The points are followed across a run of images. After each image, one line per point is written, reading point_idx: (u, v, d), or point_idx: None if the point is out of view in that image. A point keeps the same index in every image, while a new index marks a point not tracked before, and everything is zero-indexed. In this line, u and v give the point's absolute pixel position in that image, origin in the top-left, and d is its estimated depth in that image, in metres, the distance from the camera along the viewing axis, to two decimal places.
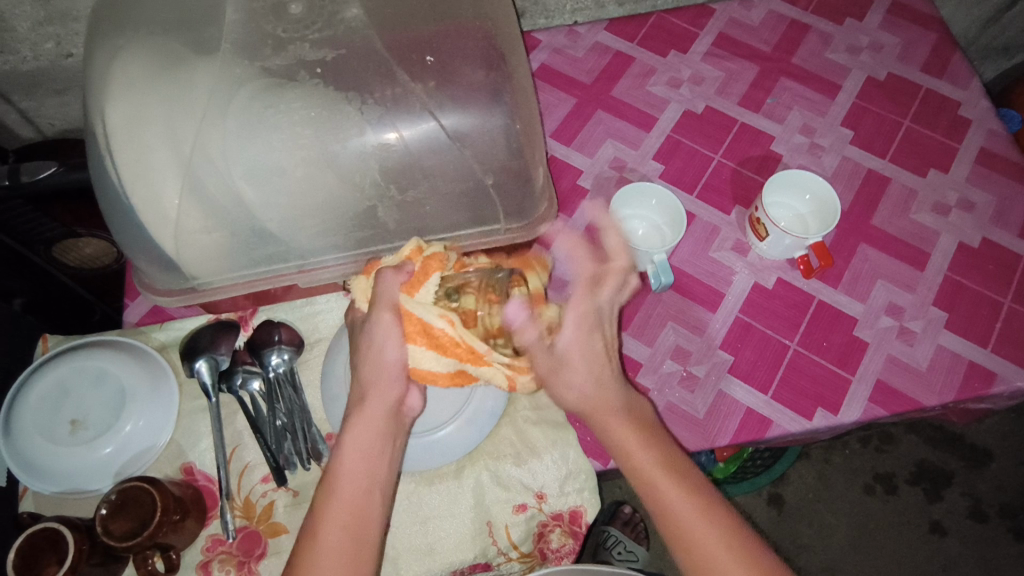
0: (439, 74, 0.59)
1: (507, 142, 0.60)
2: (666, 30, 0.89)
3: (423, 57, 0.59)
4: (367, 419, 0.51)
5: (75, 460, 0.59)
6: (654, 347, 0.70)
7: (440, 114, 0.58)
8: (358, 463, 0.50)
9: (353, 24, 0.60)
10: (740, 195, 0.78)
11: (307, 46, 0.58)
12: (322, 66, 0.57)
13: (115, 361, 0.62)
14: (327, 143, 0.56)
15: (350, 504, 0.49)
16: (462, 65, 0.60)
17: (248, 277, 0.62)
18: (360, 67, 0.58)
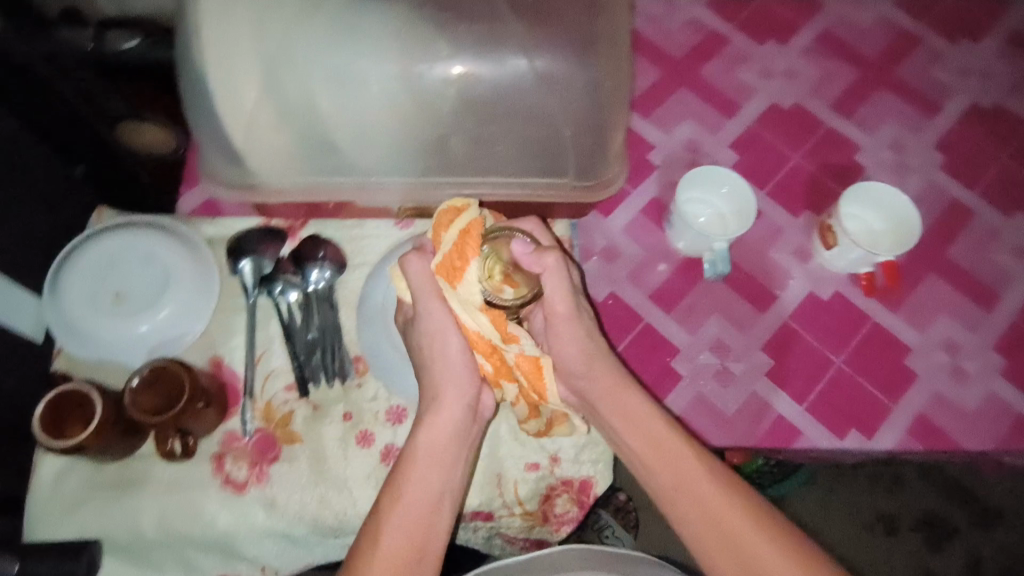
0: (536, 13, 0.57)
1: (593, 96, 0.57)
2: (769, 17, 0.85)
3: None
4: (432, 460, 0.52)
5: (112, 330, 0.60)
6: (695, 335, 0.69)
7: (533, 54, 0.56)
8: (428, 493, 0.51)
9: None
10: (814, 199, 0.75)
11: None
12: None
13: (163, 243, 0.63)
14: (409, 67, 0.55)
15: (426, 521, 0.50)
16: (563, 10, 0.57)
17: (308, 186, 0.59)
18: None
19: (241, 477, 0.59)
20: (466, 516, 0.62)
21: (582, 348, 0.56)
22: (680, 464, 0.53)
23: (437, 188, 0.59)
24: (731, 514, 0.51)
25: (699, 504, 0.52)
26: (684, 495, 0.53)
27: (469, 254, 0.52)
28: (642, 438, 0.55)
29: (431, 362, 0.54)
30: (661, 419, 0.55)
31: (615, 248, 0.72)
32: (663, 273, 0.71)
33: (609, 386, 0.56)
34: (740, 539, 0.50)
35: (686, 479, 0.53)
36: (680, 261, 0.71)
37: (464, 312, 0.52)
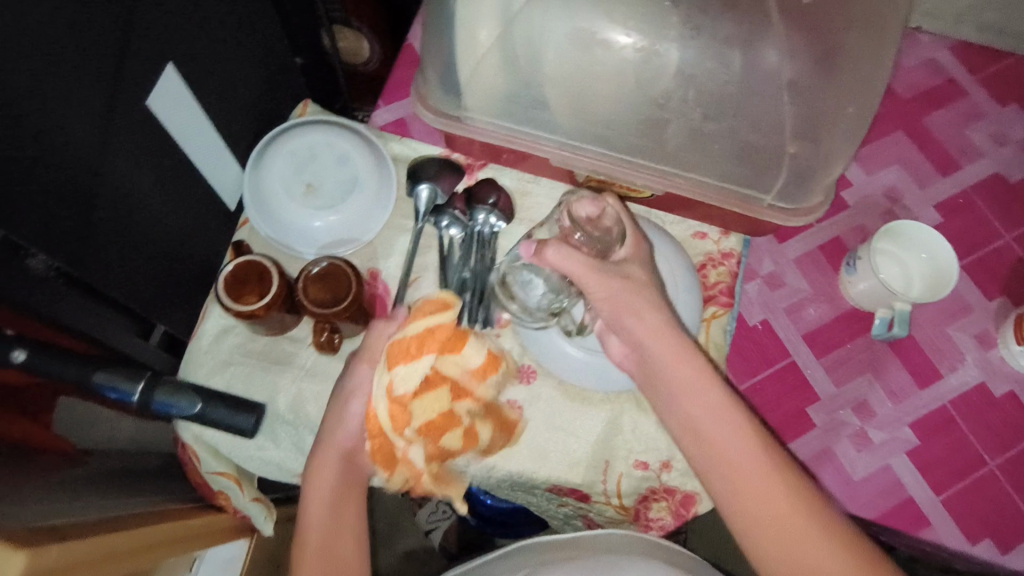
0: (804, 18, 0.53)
1: (832, 116, 0.54)
2: (1019, 79, 0.76)
3: None
4: (322, 477, 0.56)
5: (296, 218, 0.64)
6: (841, 389, 0.65)
7: (786, 60, 0.53)
8: (339, 518, 0.57)
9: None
10: (1013, 286, 0.68)
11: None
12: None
13: (360, 151, 0.65)
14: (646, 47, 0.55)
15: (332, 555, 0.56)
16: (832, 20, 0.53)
17: (511, 133, 0.60)
18: None
19: None
20: (562, 489, 0.63)
21: (669, 341, 0.52)
22: (733, 454, 0.51)
23: (631, 172, 0.58)
24: (791, 520, 0.49)
25: (782, 525, 0.49)
26: (758, 507, 0.50)
27: (421, 354, 0.54)
28: (732, 453, 0.51)
29: (336, 428, 0.57)
30: (731, 425, 0.51)
31: (781, 276, 0.69)
32: (825, 316, 0.67)
33: (697, 411, 0.52)
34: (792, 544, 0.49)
35: (747, 479, 0.50)
36: (847, 309, 0.67)
37: (383, 397, 0.54)
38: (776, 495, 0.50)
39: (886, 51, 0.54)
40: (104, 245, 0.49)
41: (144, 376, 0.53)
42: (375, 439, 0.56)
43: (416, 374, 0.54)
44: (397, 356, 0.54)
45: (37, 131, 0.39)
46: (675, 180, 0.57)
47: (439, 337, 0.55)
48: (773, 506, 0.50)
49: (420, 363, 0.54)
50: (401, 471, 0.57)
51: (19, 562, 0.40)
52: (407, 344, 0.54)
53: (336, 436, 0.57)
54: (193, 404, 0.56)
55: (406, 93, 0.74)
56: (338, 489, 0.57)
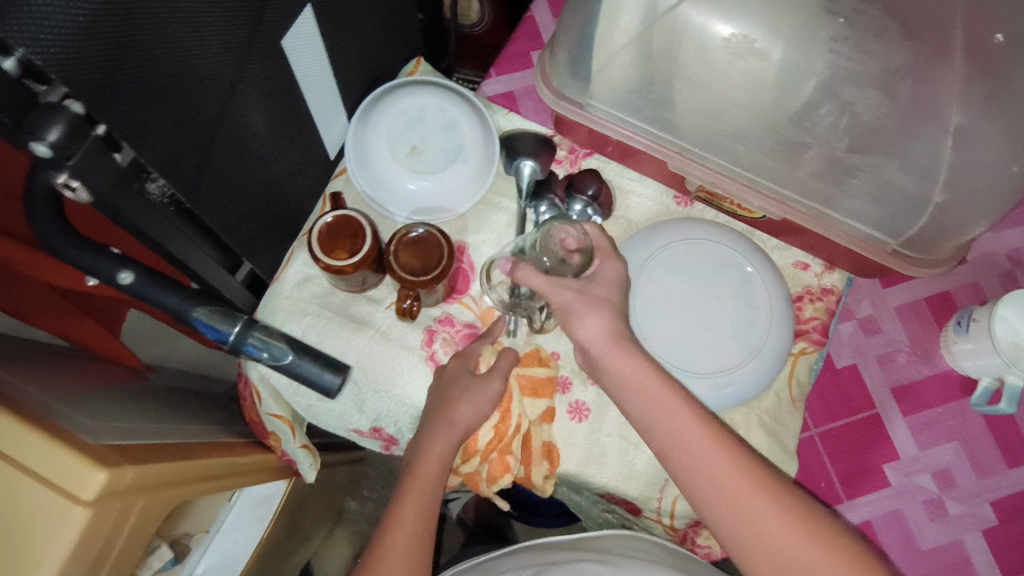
0: (982, 57, 0.48)
1: (994, 171, 0.49)
2: None
3: (989, 27, 0.48)
4: (433, 449, 0.55)
5: (397, 179, 0.63)
6: (924, 453, 0.61)
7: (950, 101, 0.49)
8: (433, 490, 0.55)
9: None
10: None
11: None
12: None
13: (469, 119, 0.64)
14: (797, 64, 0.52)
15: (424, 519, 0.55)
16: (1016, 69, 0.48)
17: (635, 129, 0.58)
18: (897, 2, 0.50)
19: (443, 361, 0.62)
20: (614, 498, 0.61)
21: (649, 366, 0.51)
22: (723, 482, 0.48)
23: (755, 195, 0.57)
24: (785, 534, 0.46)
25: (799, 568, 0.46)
26: (773, 546, 0.46)
27: (543, 396, 0.60)
28: (740, 490, 0.47)
29: (462, 404, 0.55)
30: (733, 464, 0.48)
31: (879, 323, 0.65)
32: (920, 373, 0.63)
33: (720, 458, 0.48)
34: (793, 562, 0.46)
35: (758, 513, 0.47)
36: (946, 370, 0.63)
37: (517, 411, 0.59)
38: (761, 506, 0.47)
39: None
40: (219, 180, 0.48)
41: (240, 317, 0.51)
42: (481, 441, 0.59)
43: (538, 406, 0.60)
44: (533, 386, 0.60)
45: (185, 59, 0.38)
46: (794, 205, 0.57)
47: (551, 383, 0.61)
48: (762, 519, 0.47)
49: (542, 399, 0.60)
50: (474, 465, 0.61)
51: (101, 480, 0.40)
52: (543, 384, 0.60)
53: (456, 417, 0.55)
54: (283, 355, 0.53)
55: (519, 66, 0.71)
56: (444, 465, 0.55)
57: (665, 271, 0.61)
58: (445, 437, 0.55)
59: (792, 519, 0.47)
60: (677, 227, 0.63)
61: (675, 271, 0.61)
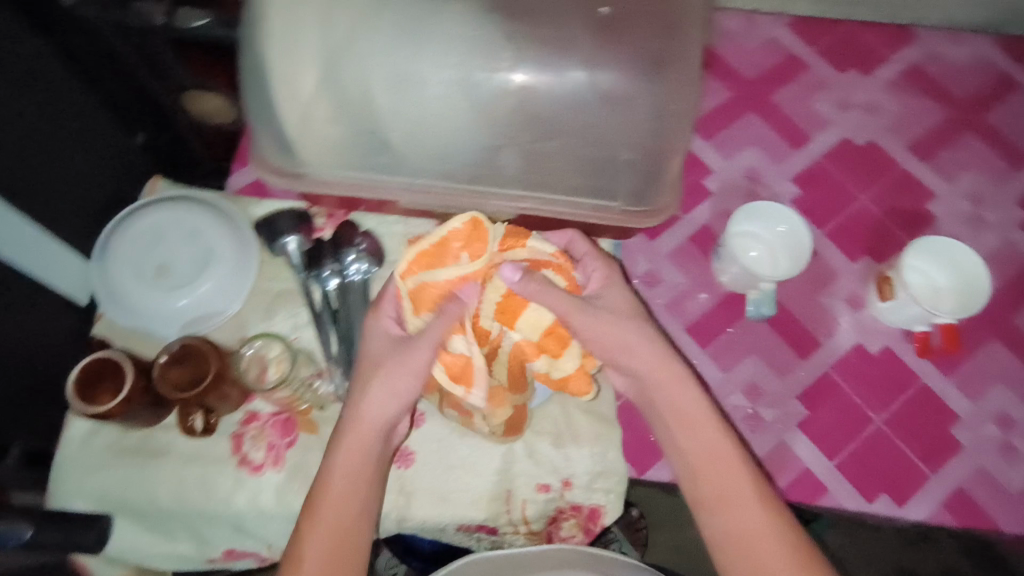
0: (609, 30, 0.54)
1: (657, 121, 0.55)
2: (858, 44, 0.79)
3: (598, 8, 0.56)
4: (353, 456, 0.52)
5: (154, 303, 0.62)
6: (729, 375, 0.66)
7: (592, 70, 0.54)
8: (352, 501, 0.52)
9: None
10: (875, 246, 0.70)
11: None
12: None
13: (209, 222, 0.64)
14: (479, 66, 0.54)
15: (340, 541, 0.50)
16: (635, 29, 0.56)
17: (358, 181, 0.59)
18: None
19: (258, 459, 0.60)
20: (470, 528, 0.61)
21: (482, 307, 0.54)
22: (685, 406, 0.55)
23: (491, 199, 0.58)
24: (712, 458, 0.53)
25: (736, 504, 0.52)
26: (718, 488, 0.53)
27: (444, 261, 0.54)
28: (697, 448, 0.54)
29: (368, 394, 0.53)
30: (692, 394, 0.55)
31: (659, 274, 0.70)
32: (702, 303, 0.68)
33: (658, 368, 0.56)
34: (706, 477, 0.53)
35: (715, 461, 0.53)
36: (723, 294, 0.69)
37: (459, 346, 0.53)
38: (684, 395, 0.55)
39: (695, 43, 0.56)
40: None
41: None
42: (450, 357, 0.54)
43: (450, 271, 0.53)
44: (417, 266, 0.54)
45: None
46: (527, 199, 0.58)
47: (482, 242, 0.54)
48: (697, 422, 0.55)
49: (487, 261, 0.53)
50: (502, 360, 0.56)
51: None
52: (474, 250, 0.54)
53: (366, 409, 0.53)
54: (23, 531, 0.51)
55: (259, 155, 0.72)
56: (358, 478, 0.52)
57: None
58: (358, 435, 0.53)
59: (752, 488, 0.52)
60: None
61: None
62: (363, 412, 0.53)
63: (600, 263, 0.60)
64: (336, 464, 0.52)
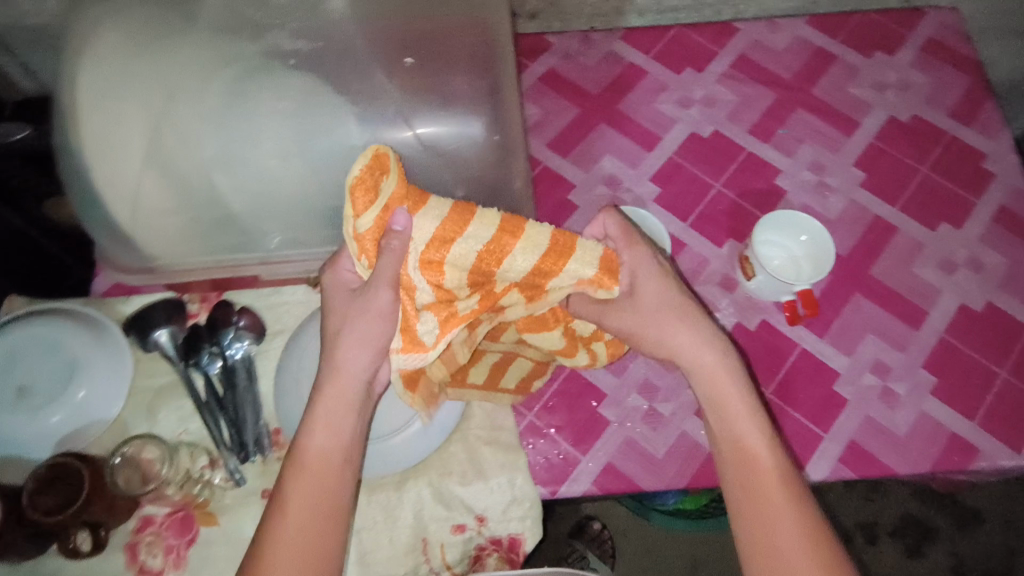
0: (424, 74, 0.57)
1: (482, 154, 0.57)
2: (686, 46, 0.85)
3: (405, 57, 0.57)
4: (330, 407, 0.50)
5: (20, 426, 0.59)
6: (621, 378, 0.68)
7: (416, 120, 0.56)
8: (328, 449, 0.49)
9: (337, 17, 0.58)
10: (735, 227, 0.75)
11: (286, 34, 0.58)
12: (296, 57, 0.56)
13: (70, 331, 0.62)
14: (301, 128, 0.54)
15: (320, 498, 0.48)
16: (445, 71, 0.57)
17: (214, 263, 0.61)
18: (337, 64, 0.57)
19: (157, 565, 0.58)
20: None
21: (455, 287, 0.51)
22: (652, 330, 0.52)
23: None
24: (717, 375, 0.52)
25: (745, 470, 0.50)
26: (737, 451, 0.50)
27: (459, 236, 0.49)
28: (702, 377, 0.52)
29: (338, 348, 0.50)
30: (691, 323, 0.52)
31: None
32: None
33: (666, 309, 0.52)
34: (721, 400, 0.51)
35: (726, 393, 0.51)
36: None
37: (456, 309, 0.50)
38: (670, 320, 0.52)
39: (510, 77, 0.59)
40: None
41: None
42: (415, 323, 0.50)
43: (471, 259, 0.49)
44: (433, 251, 0.49)
45: None
46: None
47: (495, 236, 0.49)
48: (677, 339, 0.52)
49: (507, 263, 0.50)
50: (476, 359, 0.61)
51: None
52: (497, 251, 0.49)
53: (342, 361, 0.50)
54: None
55: None
56: (330, 430, 0.49)
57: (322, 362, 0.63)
58: (336, 398, 0.50)
59: (751, 413, 0.51)
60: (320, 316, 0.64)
61: None
62: (340, 378, 0.50)
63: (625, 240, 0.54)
64: (310, 447, 0.49)
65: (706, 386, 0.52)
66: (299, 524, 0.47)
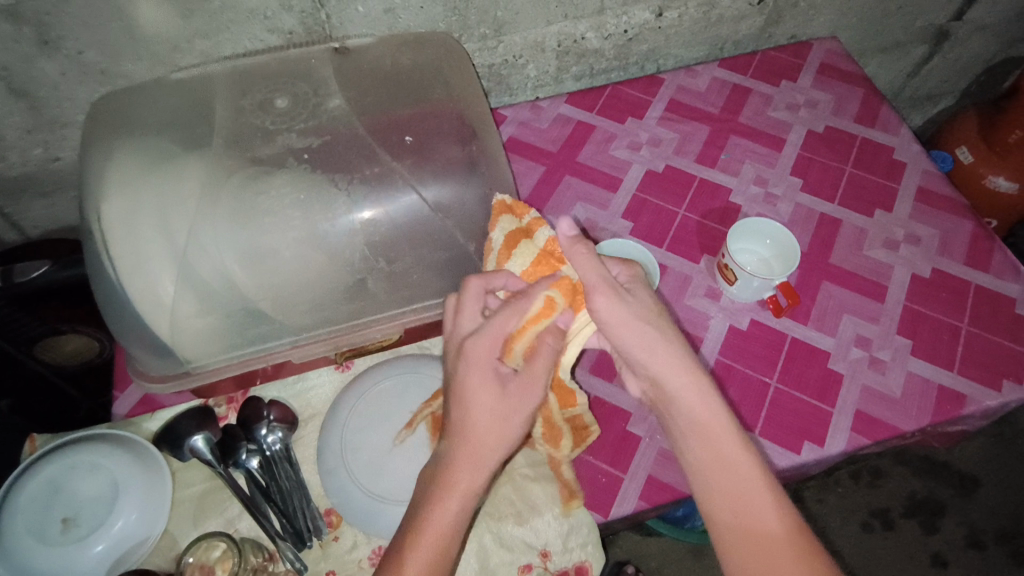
0: (416, 152, 0.63)
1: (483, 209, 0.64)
2: (623, 100, 0.97)
3: (402, 137, 0.63)
4: (461, 438, 0.49)
5: (67, 560, 0.57)
6: (642, 396, 0.72)
7: (422, 188, 0.62)
8: (471, 477, 0.49)
9: (337, 113, 0.63)
10: (706, 244, 0.83)
11: (294, 135, 0.61)
12: (310, 152, 0.60)
13: (107, 454, 0.62)
14: (318, 216, 0.59)
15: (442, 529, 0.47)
16: (437, 143, 0.64)
17: (243, 358, 0.63)
18: (346, 152, 0.61)
19: None
20: None
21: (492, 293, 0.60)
22: (712, 421, 0.52)
23: (374, 326, 0.64)
24: (741, 468, 0.51)
25: (750, 502, 0.49)
26: (727, 485, 0.51)
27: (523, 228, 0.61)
28: (720, 459, 0.51)
29: (474, 381, 0.51)
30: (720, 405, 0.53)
31: None
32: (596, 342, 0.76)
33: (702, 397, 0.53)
34: (734, 490, 0.50)
35: (716, 436, 0.52)
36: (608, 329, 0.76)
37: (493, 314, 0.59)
38: (719, 422, 0.52)
39: (493, 142, 0.67)
40: None
41: None
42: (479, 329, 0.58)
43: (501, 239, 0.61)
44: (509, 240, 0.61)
45: None
46: (402, 315, 0.64)
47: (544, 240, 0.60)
48: (723, 436, 0.52)
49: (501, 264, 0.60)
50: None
51: None
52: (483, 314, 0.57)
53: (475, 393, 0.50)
54: None
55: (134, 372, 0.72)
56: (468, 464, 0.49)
57: (362, 435, 0.65)
58: (467, 446, 0.49)
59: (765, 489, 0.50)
60: (352, 389, 0.68)
61: (370, 429, 0.65)
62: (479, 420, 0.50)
63: (624, 264, 0.60)
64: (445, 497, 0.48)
65: (727, 471, 0.51)
66: (428, 550, 0.46)
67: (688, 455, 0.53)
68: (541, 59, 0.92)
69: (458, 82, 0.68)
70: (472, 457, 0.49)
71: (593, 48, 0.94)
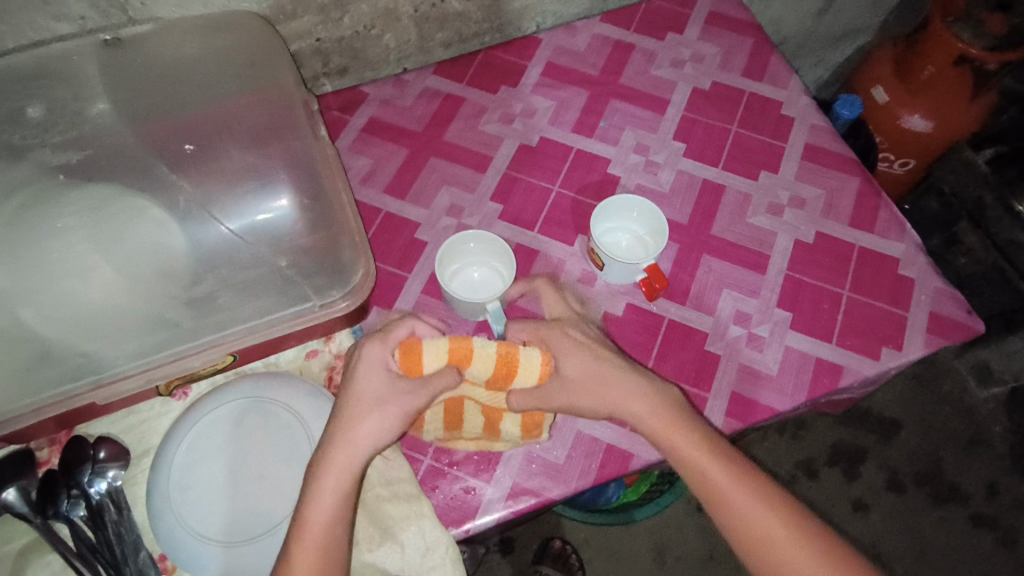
0: (200, 161, 0.60)
1: (297, 219, 0.60)
2: (495, 67, 0.89)
3: (183, 146, 0.61)
4: (337, 470, 0.52)
5: None
6: None
7: (222, 217, 0.59)
8: (332, 497, 0.52)
9: (102, 121, 0.59)
10: (581, 224, 0.78)
11: (49, 150, 0.57)
12: (66, 170, 0.56)
13: None
14: (104, 241, 0.55)
15: (327, 547, 0.50)
16: (228, 148, 0.61)
17: (40, 405, 0.51)
18: (110, 166, 0.58)
19: None
20: None
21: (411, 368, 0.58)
22: (644, 402, 0.57)
23: (191, 356, 0.54)
24: (686, 441, 0.56)
25: (701, 463, 0.55)
26: (676, 451, 0.55)
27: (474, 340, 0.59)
28: (669, 439, 0.56)
29: (350, 417, 0.54)
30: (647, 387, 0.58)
31: None
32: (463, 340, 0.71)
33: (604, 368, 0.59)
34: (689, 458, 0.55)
35: (651, 412, 0.57)
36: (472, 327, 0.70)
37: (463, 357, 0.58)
38: (643, 400, 0.57)
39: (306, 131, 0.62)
40: None
41: None
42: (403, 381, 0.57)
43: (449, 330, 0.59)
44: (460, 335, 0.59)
45: None
46: (224, 339, 0.54)
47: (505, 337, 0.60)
48: (646, 408, 0.57)
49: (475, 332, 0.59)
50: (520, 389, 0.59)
51: None
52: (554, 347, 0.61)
53: (349, 426, 0.54)
54: None
55: None
56: (344, 492, 0.52)
57: (193, 471, 0.59)
58: (344, 457, 0.53)
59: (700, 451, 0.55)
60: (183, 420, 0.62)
61: (200, 463, 0.59)
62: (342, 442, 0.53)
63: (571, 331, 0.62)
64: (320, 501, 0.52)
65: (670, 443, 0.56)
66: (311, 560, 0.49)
67: (631, 416, 0.57)
68: (398, 28, 0.83)
69: (260, 68, 0.63)
70: (336, 469, 0.52)
71: (455, 11, 0.85)
